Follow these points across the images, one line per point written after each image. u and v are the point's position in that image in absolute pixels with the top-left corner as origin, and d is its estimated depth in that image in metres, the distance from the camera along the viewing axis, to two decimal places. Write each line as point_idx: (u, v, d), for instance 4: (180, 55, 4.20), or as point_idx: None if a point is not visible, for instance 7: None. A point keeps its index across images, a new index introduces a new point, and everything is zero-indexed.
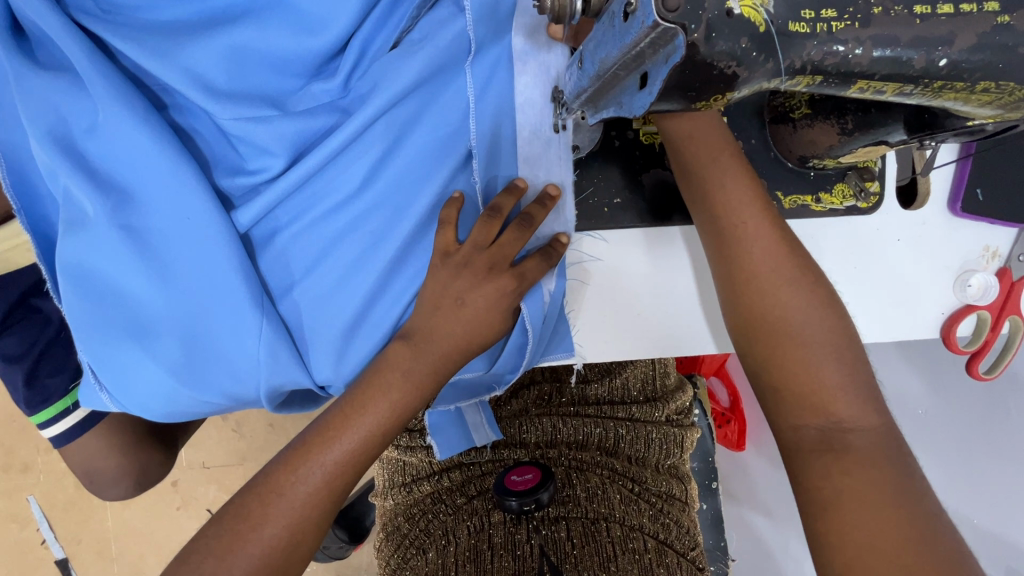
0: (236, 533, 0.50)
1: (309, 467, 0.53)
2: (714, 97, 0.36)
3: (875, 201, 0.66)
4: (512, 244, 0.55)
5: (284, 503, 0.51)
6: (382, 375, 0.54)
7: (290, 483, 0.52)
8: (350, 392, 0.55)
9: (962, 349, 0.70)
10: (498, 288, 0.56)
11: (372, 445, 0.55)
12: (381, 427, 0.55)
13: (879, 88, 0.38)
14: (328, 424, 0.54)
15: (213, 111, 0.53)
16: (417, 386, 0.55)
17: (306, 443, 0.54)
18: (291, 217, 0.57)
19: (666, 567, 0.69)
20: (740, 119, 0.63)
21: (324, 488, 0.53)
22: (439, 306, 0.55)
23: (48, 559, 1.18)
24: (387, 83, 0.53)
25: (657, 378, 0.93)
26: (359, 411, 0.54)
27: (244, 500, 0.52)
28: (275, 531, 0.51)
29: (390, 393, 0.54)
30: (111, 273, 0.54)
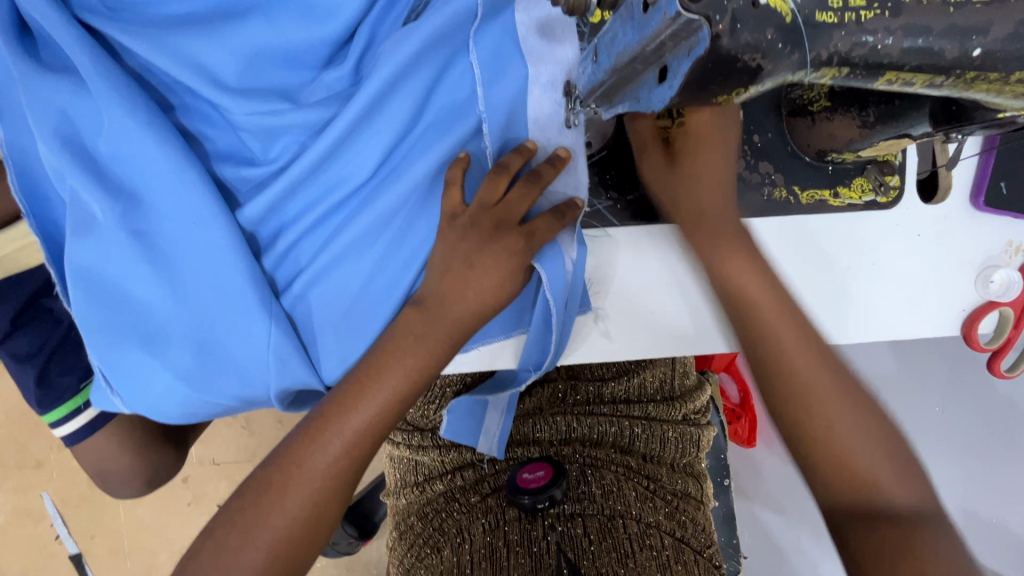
0: (260, 502, 0.51)
1: (330, 434, 0.52)
2: (736, 92, 0.34)
3: (895, 196, 0.65)
4: (519, 201, 0.54)
5: (305, 474, 0.51)
6: (398, 341, 0.53)
7: (309, 453, 0.52)
8: (367, 358, 0.54)
9: (984, 346, 0.69)
10: (507, 251, 0.54)
11: (391, 411, 0.54)
12: (398, 393, 0.54)
13: (909, 80, 0.37)
14: (346, 392, 0.53)
15: (227, 107, 0.51)
16: (432, 352, 0.54)
17: (326, 411, 0.53)
18: (299, 212, 0.56)
19: (685, 565, 0.68)
20: (756, 114, 0.61)
21: (344, 458, 0.52)
22: (449, 269, 0.54)
23: (62, 555, 1.19)
24: (394, 62, 0.52)
25: (675, 379, 0.91)
26: (375, 377, 0.53)
27: (265, 474, 0.52)
28: (297, 503, 0.51)
29: (407, 358, 0.53)
30: (120, 277, 0.53)
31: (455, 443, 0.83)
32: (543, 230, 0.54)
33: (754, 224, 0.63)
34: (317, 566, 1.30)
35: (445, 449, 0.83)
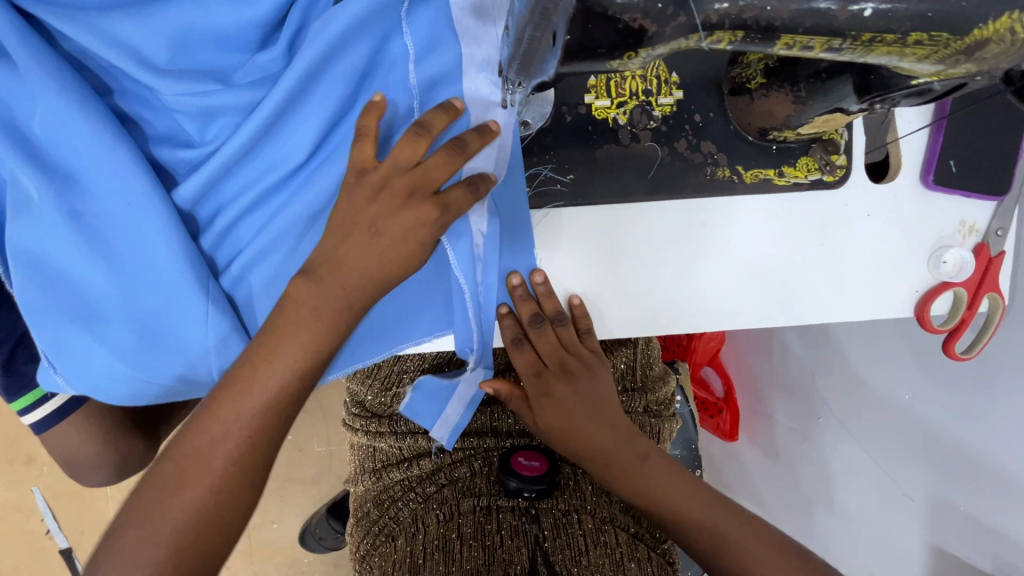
0: (162, 494, 0.51)
1: (222, 420, 0.52)
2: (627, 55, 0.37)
3: (842, 175, 0.64)
4: (440, 167, 0.52)
5: (203, 463, 0.51)
6: (288, 321, 0.52)
7: (206, 444, 0.51)
8: (257, 339, 0.53)
9: (938, 328, 0.68)
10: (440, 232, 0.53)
11: (287, 394, 0.53)
12: (293, 373, 0.53)
13: (807, 44, 0.37)
14: (237, 376, 0.52)
15: (159, 88, 0.52)
16: (329, 326, 0.53)
17: (218, 395, 0.52)
18: (236, 192, 0.57)
19: (637, 561, 0.70)
20: (697, 93, 0.62)
21: (244, 445, 0.52)
22: (367, 243, 0.53)
23: (53, 549, 1.22)
24: (323, 42, 0.52)
25: (639, 369, 0.89)
26: (268, 359, 0.52)
27: (165, 465, 0.52)
28: (198, 494, 0.51)
29: (299, 335, 0.52)
30: (59, 258, 0.54)
31: (411, 430, 0.80)
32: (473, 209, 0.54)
33: (697, 206, 0.63)
34: (303, 561, 1.30)
35: (402, 436, 0.79)
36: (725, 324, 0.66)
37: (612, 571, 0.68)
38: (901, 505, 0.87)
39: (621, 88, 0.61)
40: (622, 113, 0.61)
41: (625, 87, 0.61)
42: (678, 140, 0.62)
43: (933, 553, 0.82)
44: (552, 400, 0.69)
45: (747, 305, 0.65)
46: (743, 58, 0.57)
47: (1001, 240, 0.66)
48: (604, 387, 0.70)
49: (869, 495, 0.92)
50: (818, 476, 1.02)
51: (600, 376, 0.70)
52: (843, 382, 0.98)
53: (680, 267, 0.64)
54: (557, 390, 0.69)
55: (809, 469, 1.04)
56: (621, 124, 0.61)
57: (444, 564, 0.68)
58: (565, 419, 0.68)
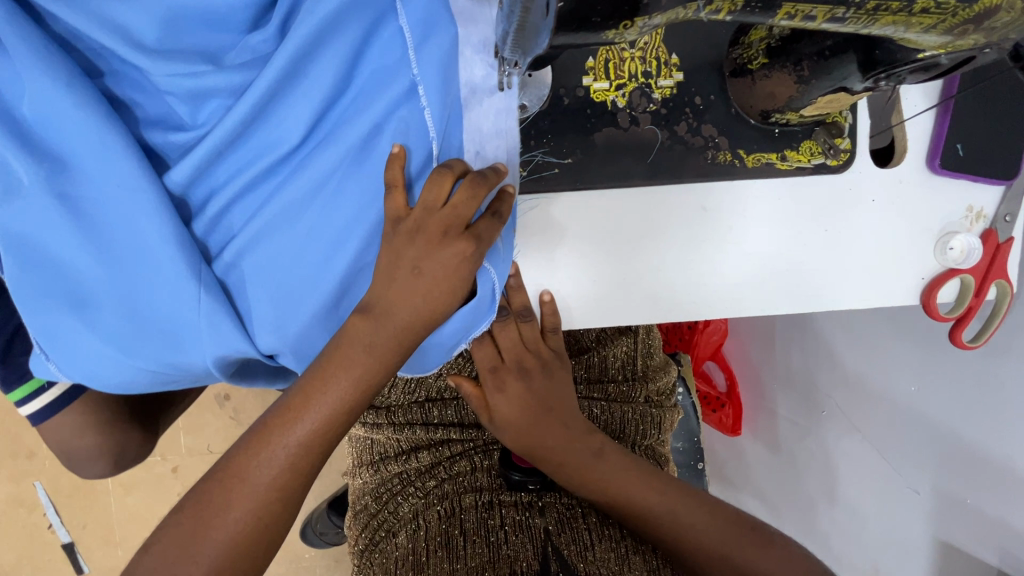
0: (201, 516, 0.49)
1: (273, 447, 0.50)
2: (623, 24, 0.37)
3: (846, 159, 0.63)
4: (466, 204, 0.52)
5: (248, 487, 0.50)
6: (344, 350, 0.51)
7: (253, 467, 0.50)
8: (312, 366, 0.52)
9: (945, 316, 0.67)
10: (456, 253, 0.52)
11: (341, 422, 0.52)
12: (347, 404, 0.51)
13: (808, 13, 0.36)
14: (290, 403, 0.51)
15: (148, 69, 0.51)
16: (382, 359, 0.52)
17: (269, 422, 0.51)
18: (228, 177, 0.56)
19: (642, 554, 0.68)
20: (698, 76, 0.61)
21: (290, 469, 0.51)
22: (396, 276, 0.52)
23: (55, 543, 1.22)
24: (316, 21, 0.51)
25: (638, 357, 0.87)
26: (320, 389, 0.51)
27: (207, 486, 0.50)
28: (240, 514, 0.49)
29: (353, 367, 0.51)
30: (50, 243, 0.53)
31: (410, 421, 0.78)
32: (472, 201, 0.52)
33: (699, 189, 0.62)
34: (304, 556, 1.30)
35: (400, 427, 0.78)
36: (719, 314, 0.65)
37: (618, 565, 0.66)
38: (906, 499, 0.85)
39: (621, 69, 0.60)
40: (621, 96, 0.60)
41: (624, 68, 0.60)
42: (679, 123, 0.61)
43: (938, 547, 0.81)
44: (507, 395, 0.68)
45: (753, 290, 0.64)
46: (744, 39, 0.57)
47: (1009, 226, 0.64)
48: (562, 388, 0.70)
49: (868, 490, 0.91)
50: (822, 474, 1.00)
51: (557, 376, 0.70)
52: (850, 380, 0.96)
53: (683, 251, 0.63)
54: (512, 387, 0.68)
55: (810, 463, 1.02)
56: (620, 107, 0.60)
57: (449, 562, 0.66)
58: (527, 417, 0.68)
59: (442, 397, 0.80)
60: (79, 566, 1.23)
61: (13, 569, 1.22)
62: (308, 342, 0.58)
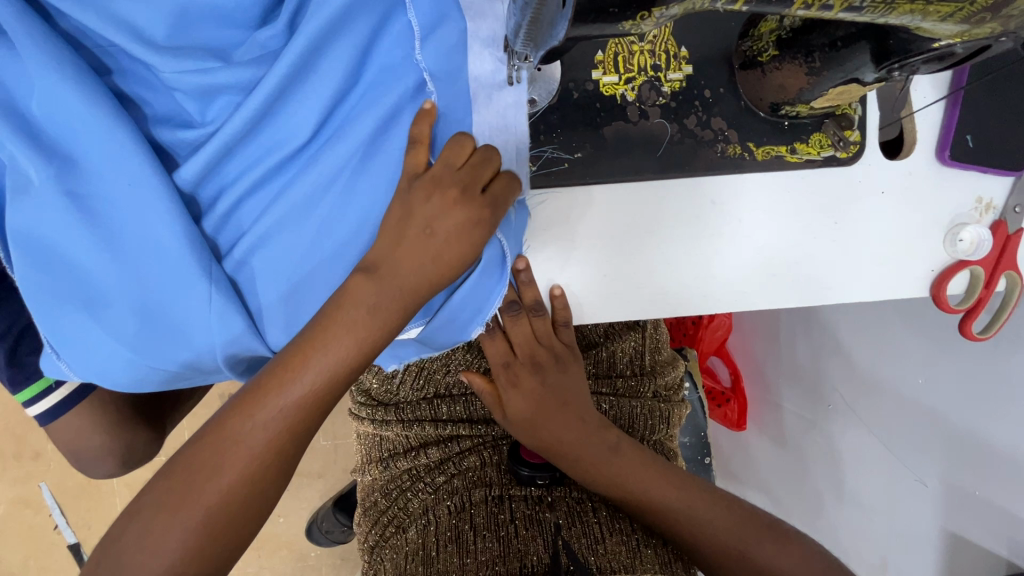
0: (193, 482, 0.48)
1: (268, 408, 0.49)
2: (639, 15, 0.37)
3: (856, 151, 0.63)
4: (483, 164, 0.52)
5: (242, 449, 0.48)
6: (343, 311, 0.50)
7: (246, 429, 0.49)
8: (309, 326, 0.50)
9: (954, 308, 0.67)
10: (469, 218, 0.51)
11: (338, 385, 0.51)
12: (345, 366, 0.50)
13: (825, 3, 0.36)
14: (286, 362, 0.49)
15: (157, 66, 0.51)
16: (384, 323, 0.51)
17: (263, 383, 0.49)
18: (237, 174, 0.56)
19: (654, 548, 0.68)
20: (707, 68, 0.61)
21: (286, 432, 0.50)
22: (402, 238, 0.51)
23: (62, 543, 1.23)
24: (325, 15, 0.51)
25: (647, 352, 0.87)
26: (317, 350, 0.49)
27: (198, 449, 0.49)
28: (227, 482, 0.48)
29: (352, 328, 0.50)
30: (59, 240, 0.53)
31: (419, 418, 0.78)
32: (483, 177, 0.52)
33: (710, 183, 0.62)
34: (311, 554, 1.30)
35: (409, 424, 0.78)
36: (729, 308, 0.65)
37: (629, 558, 0.65)
38: (913, 490, 0.85)
39: (630, 63, 0.60)
40: (631, 89, 0.60)
41: (633, 62, 0.60)
42: (688, 117, 0.61)
43: (946, 538, 0.81)
44: (520, 389, 0.69)
45: (763, 284, 0.64)
46: (754, 31, 0.56)
47: (1019, 217, 0.64)
48: (575, 380, 0.71)
49: (876, 483, 0.91)
50: (829, 467, 1.00)
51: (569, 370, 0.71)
52: (856, 373, 0.96)
53: (693, 244, 0.63)
54: (525, 381, 0.69)
55: (817, 456, 1.02)
56: (630, 101, 0.60)
57: (460, 556, 0.66)
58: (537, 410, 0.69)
59: (451, 393, 0.80)
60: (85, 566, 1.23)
61: (19, 570, 1.22)
62: None
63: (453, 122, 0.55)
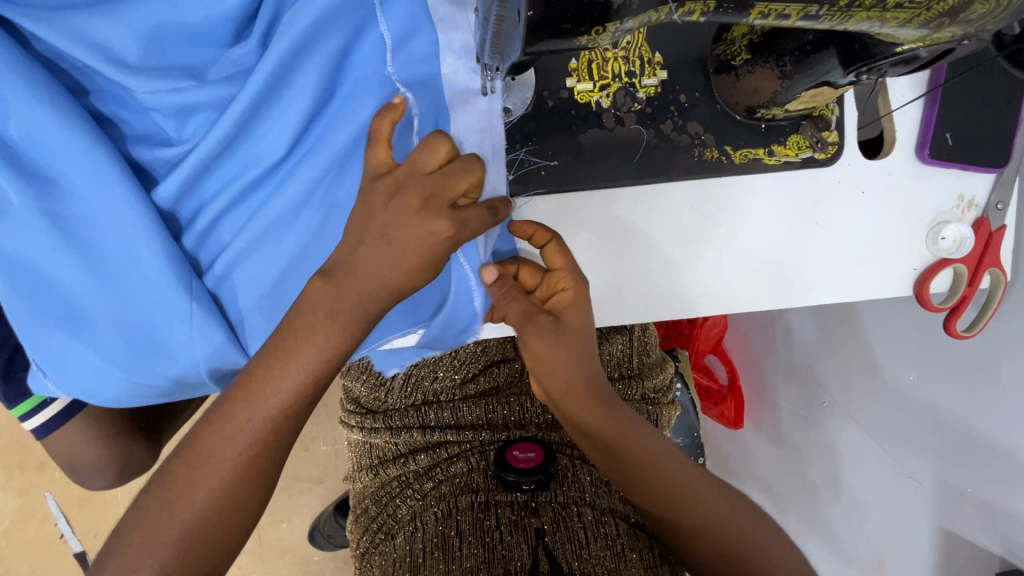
0: (178, 493, 0.49)
1: (236, 423, 0.49)
2: (596, 29, 0.37)
3: (834, 151, 0.62)
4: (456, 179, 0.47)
5: (213, 464, 0.49)
6: (304, 317, 0.49)
7: (217, 443, 0.49)
8: (272, 339, 0.50)
9: (938, 306, 0.66)
10: (432, 232, 0.46)
11: (306, 395, 0.50)
12: (310, 377, 0.49)
13: (782, 13, 0.36)
14: (251, 375, 0.49)
15: (132, 87, 0.52)
16: (345, 326, 0.49)
17: (231, 398, 0.49)
18: (215, 190, 0.56)
19: (639, 552, 0.68)
20: (682, 73, 0.61)
21: (256, 445, 0.49)
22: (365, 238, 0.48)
23: (67, 553, 1.24)
24: (295, 32, 0.51)
25: (634, 355, 0.87)
26: (281, 360, 0.49)
27: (171, 466, 0.50)
28: (206, 494, 0.49)
29: (313, 337, 0.48)
30: (41, 261, 0.54)
31: (407, 425, 0.79)
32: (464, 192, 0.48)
33: (687, 186, 0.62)
34: (312, 559, 1.31)
35: (397, 432, 0.79)
36: (710, 312, 0.65)
37: (614, 563, 0.66)
38: (907, 489, 0.85)
39: (604, 70, 0.60)
40: (606, 96, 0.60)
41: (608, 68, 0.60)
42: (664, 122, 0.61)
43: (940, 536, 0.81)
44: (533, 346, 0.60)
45: (745, 285, 0.64)
46: (727, 35, 0.56)
47: (1001, 214, 0.64)
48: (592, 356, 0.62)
49: (870, 480, 0.91)
50: (824, 465, 0.99)
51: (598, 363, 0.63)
52: (849, 370, 0.96)
53: (674, 246, 0.63)
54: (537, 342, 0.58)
55: (812, 454, 1.02)
56: (605, 107, 0.60)
57: (445, 563, 0.66)
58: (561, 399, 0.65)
59: (438, 400, 0.81)
60: None
61: None
62: None
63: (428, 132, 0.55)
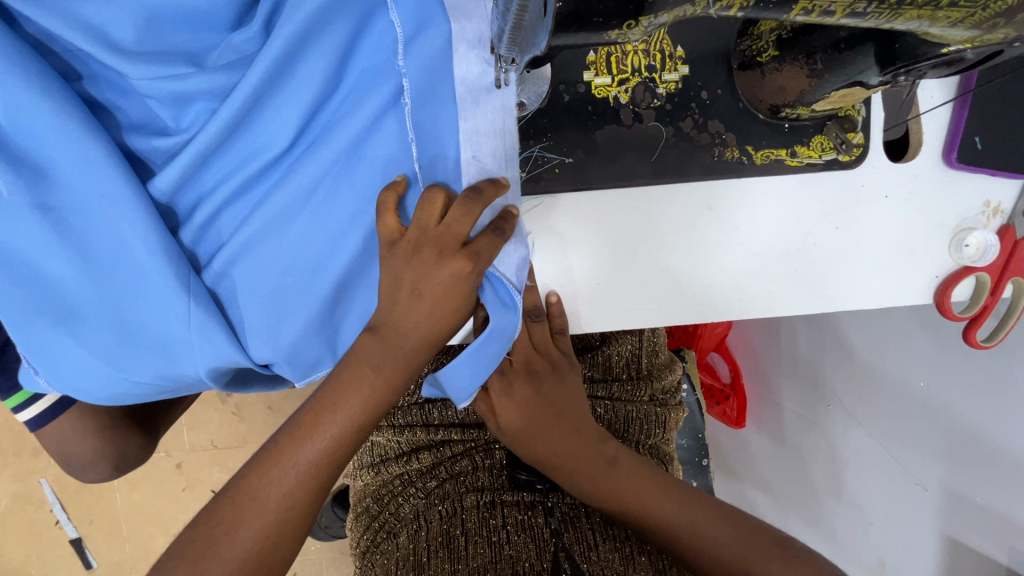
0: (220, 531, 0.50)
1: (284, 466, 0.51)
2: (627, 23, 0.35)
3: (858, 154, 0.60)
4: (460, 222, 0.49)
5: (258, 505, 0.50)
6: (352, 370, 0.51)
7: (262, 485, 0.51)
8: (325, 387, 0.53)
9: (960, 315, 0.64)
10: (454, 264, 0.49)
11: (348, 442, 0.53)
12: (354, 424, 0.52)
13: (826, 9, 0.33)
14: (301, 422, 0.52)
15: (127, 72, 0.49)
16: (388, 381, 0.52)
17: (280, 442, 0.52)
18: (214, 184, 0.54)
19: (649, 556, 0.65)
20: (704, 69, 0.58)
21: (299, 488, 0.51)
22: (398, 297, 0.50)
23: (63, 539, 1.23)
24: (300, 16, 0.49)
25: (643, 357, 0.86)
26: (331, 408, 0.52)
27: (218, 505, 0.51)
28: (228, 518, 0.50)
29: (361, 389, 0.51)
30: (34, 255, 0.51)
31: (410, 423, 0.78)
32: (457, 225, 0.49)
33: (706, 186, 0.60)
34: (309, 549, 1.30)
35: (399, 430, 0.78)
36: (725, 317, 0.63)
37: (622, 564, 0.64)
38: (914, 497, 0.84)
39: (623, 63, 0.57)
40: (624, 91, 0.58)
41: (627, 63, 0.57)
42: (684, 120, 0.58)
43: (946, 543, 0.79)
44: (514, 399, 0.63)
45: (763, 286, 0.62)
46: (753, 30, 0.54)
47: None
48: (574, 390, 0.67)
49: (876, 483, 0.89)
50: (828, 468, 0.98)
51: (567, 376, 0.66)
52: (857, 374, 0.95)
53: (690, 248, 0.61)
54: (520, 390, 0.63)
55: (815, 455, 1.01)
56: (623, 103, 0.58)
57: (450, 563, 0.64)
58: (534, 423, 0.63)
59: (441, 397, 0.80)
60: (86, 561, 1.24)
61: (21, 565, 1.22)
62: (305, 351, 0.57)
63: (439, 132, 0.53)
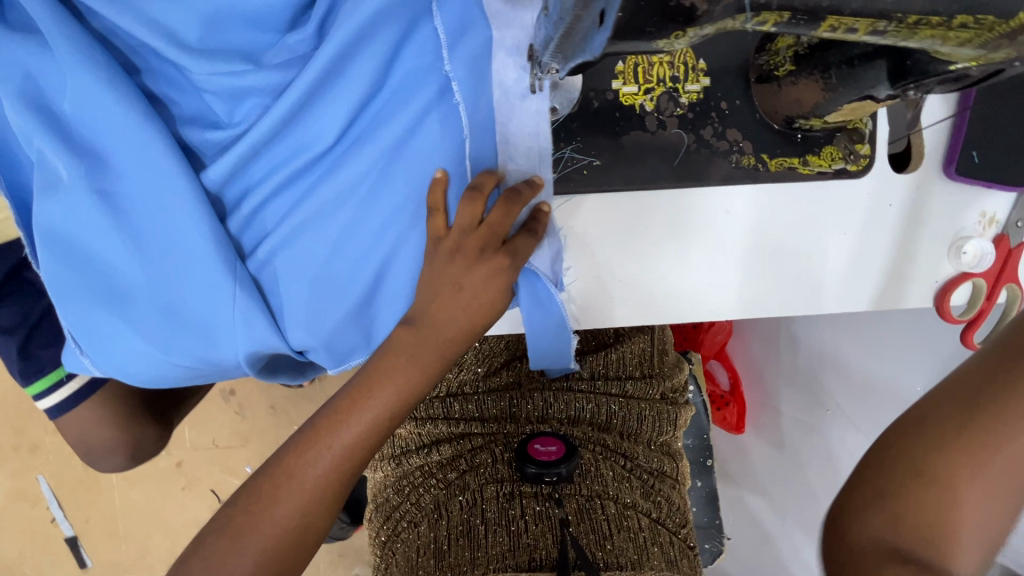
0: (258, 509, 0.52)
1: (320, 448, 0.53)
2: (675, 34, 0.37)
3: (866, 164, 0.64)
4: (501, 222, 0.53)
5: (295, 484, 0.52)
6: (388, 360, 0.54)
7: (299, 465, 0.53)
8: (361, 375, 0.55)
9: (957, 318, 0.68)
10: (493, 261, 0.53)
11: (382, 428, 0.55)
12: (389, 411, 0.54)
13: (851, 27, 0.37)
14: (337, 407, 0.54)
15: (189, 67, 0.52)
16: (424, 369, 0.54)
17: (316, 426, 0.54)
18: (262, 175, 0.57)
19: (660, 547, 0.69)
20: (723, 81, 0.62)
21: (333, 471, 0.53)
22: (437, 291, 0.53)
23: (58, 537, 1.22)
24: (353, 18, 0.52)
25: (654, 356, 0.90)
26: (367, 393, 0.54)
27: (256, 484, 0.53)
28: (266, 496, 0.52)
29: (396, 377, 0.54)
30: (89, 240, 0.54)
31: (432, 416, 0.83)
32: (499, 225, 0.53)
33: (724, 191, 0.64)
34: None
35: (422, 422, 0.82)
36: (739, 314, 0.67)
37: (638, 554, 0.67)
38: None
39: (649, 74, 0.61)
40: (650, 100, 0.61)
41: (653, 73, 0.61)
42: (704, 128, 0.62)
43: None
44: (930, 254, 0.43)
45: (774, 287, 0.66)
46: (771, 45, 0.58)
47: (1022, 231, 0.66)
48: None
49: None
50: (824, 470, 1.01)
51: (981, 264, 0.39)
52: (854, 379, 0.98)
53: (707, 248, 0.65)
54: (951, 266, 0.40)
55: (814, 461, 1.04)
56: (648, 111, 0.62)
57: (470, 550, 0.67)
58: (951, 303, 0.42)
59: (463, 392, 0.84)
60: (82, 560, 1.23)
61: (14, 563, 1.22)
62: (341, 340, 0.59)
63: (479, 135, 0.56)
